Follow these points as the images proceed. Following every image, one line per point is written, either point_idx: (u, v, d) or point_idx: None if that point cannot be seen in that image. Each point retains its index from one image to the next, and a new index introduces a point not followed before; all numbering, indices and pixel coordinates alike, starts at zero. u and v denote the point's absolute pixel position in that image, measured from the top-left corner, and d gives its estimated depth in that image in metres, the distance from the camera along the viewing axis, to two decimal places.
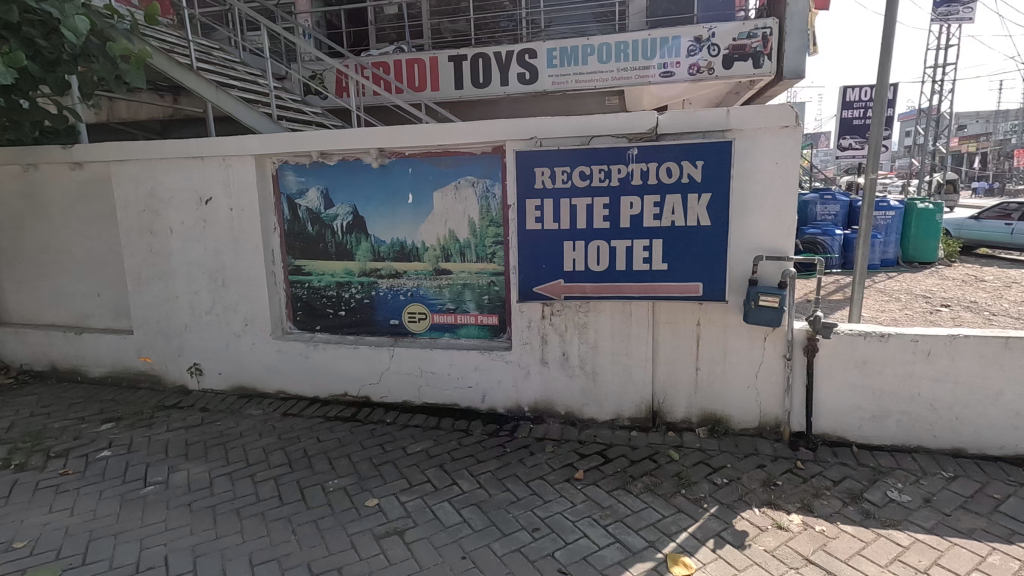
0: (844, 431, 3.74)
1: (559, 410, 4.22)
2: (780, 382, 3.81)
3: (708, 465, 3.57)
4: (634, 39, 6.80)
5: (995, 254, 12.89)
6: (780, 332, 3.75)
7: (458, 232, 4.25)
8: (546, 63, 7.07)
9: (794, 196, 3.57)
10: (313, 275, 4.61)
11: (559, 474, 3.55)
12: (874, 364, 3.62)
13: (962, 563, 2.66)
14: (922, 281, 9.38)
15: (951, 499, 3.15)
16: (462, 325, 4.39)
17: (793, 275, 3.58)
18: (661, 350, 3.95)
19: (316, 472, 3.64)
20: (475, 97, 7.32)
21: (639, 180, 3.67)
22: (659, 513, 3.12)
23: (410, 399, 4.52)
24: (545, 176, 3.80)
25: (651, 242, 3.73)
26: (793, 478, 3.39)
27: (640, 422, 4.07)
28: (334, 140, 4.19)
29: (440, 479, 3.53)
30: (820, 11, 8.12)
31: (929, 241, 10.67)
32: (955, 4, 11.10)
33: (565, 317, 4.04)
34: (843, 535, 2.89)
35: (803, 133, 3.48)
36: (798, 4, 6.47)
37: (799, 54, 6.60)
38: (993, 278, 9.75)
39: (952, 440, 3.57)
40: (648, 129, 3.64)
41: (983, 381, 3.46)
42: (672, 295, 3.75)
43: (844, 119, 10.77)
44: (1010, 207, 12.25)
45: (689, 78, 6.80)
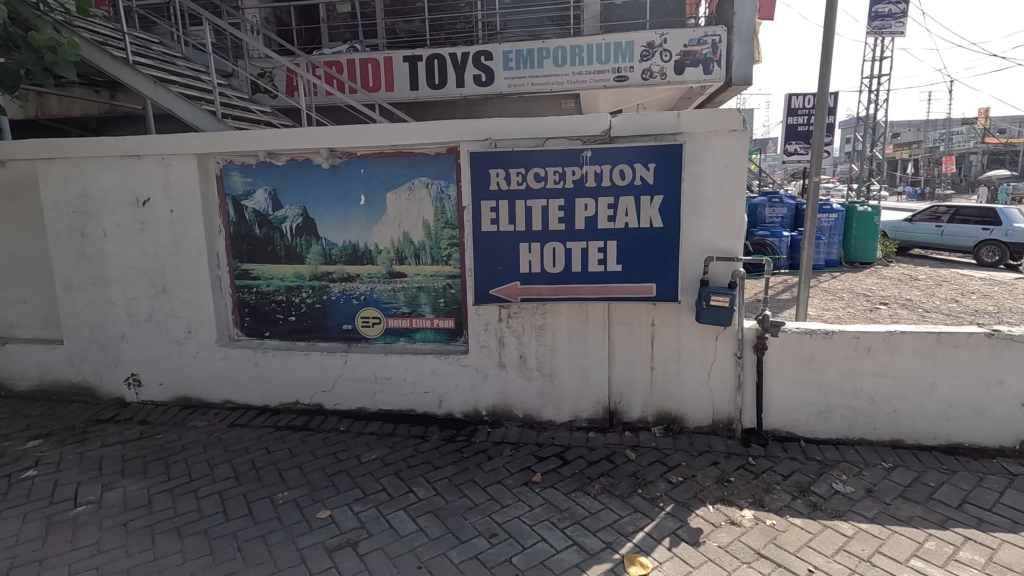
0: (792, 426, 3.86)
1: (517, 413, 4.19)
2: (732, 380, 3.90)
3: (664, 464, 3.61)
4: (588, 43, 6.89)
5: (928, 253, 13.66)
6: (731, 331, 3.84)
7: (412, 234, 4.17)
8: (501, 65, 7.05)
9: (742, 197, 3.66)
10: (261, 279, 4.43)
11: (517, 478, 3.52)
12: (819, 361, 3.75)
13: (902, 550, 2.78)
14: (862, 281, 9.83)
15: (891, 489, 3.28)
16: (418, 329, 4.31)
17: (742, 275, 3.66)
18: (617, 351, 3.98)
19: (264, 485, 3.49)
20: (431, 98, 7.24)
21: (593, 182, 3.69)
22: (616, 514, 3.13)
23: (365, 406, 4.40)
24: (501, 177, 3.77)
25: (605, 244, 3.75)
26: (745, 474, 3.47)
27: (597, 423, 4.09)
28: (282, 140, 4.05)
29: (395, 487, 3.44)
30: (765, 20, 8.43)
31: (869, 242, 11.21)
32: (888, 18, 11.69)
33: (522, 319, 4.01)
34: (792, 528, 2.97)
35: (750, 137, 3.57)
36: (745, 13, 6.68)
37: (746, 62, 6.82)
38: (927, 277, 10.32)
39: (891, 432, 3.73)
40: (602, 132, 3.65)
41: (919, 375, 3.63)
42: (627, 296, 3.78)
43: (790, 125, 11.19)
44: (940, 209, 13.00)
45: (642, 83, 6.90)
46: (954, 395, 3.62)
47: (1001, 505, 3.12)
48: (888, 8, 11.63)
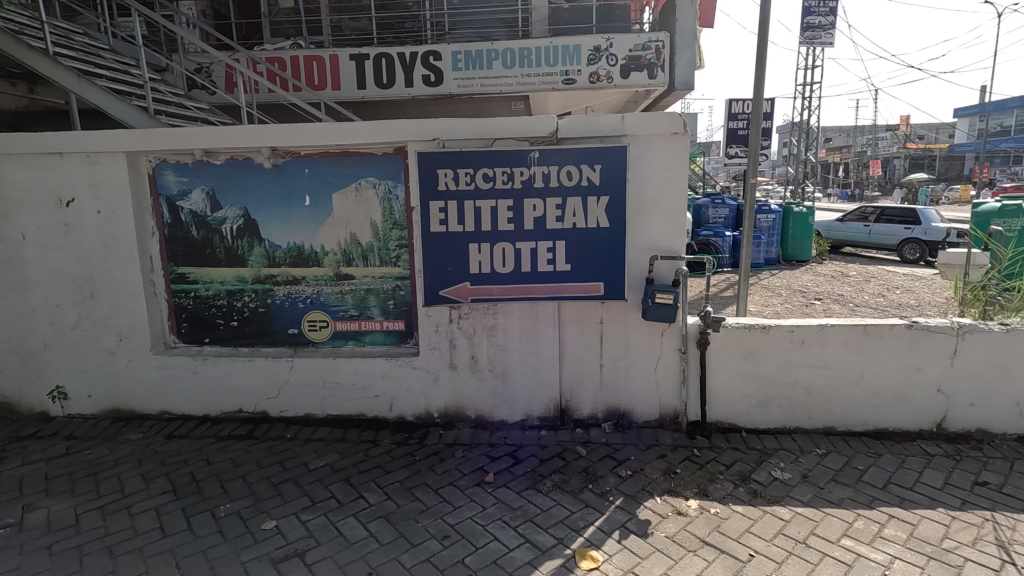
0: (734, 418, 4.02)
1: (470, 414, 4.18)
2: (677, 375, 4.02)
3: (613, 459, 3.69)
4: (536, 46, 6.96)
5: (859, 251, 14.54)
6: (676, 327, 3.97)
7: (360, 236, 4.09)
8: (450, 66, 7.02)
9: (685, 199, 3.79)
10: (200, 283, 4.24)
11: (470, 479, 3.51)
12: (758, 354, 3.92)
13: (834, 531, 2.94)
14: (799, 278, 10.36)
15: (824, 474, 3.47)
16: (367, 331, 4.23)
17: (685, 273, 3.79)
18: (567, 349, 4.04)
19: (205, 498, 3.34)
20: (380, 97, 7.14)
21: (541, 183, 3.73)
22: (567, 510, 3.18)
23: (313, 412, 4.29)
24: (449, 178, 3.76)
25: (554, 244, 3.80)
26: (691, 465, 3.60)
27: (549, 421, 4.14)
28: (221, 138, 3.90)
29: (345, 493, 3.37)
30: (705, 28, 8.76)
31: (804, 241, 11.81)
32: (818, 29, 12.35)
33: (472, 320, 4.01)
34: (734, 515, 3.09)
35: (691, 140, 3.70)
36: (686, 21, 6.92)
37: (688, 67, 7.05)
38: (857, 274, 10.97)
39: (824, 420, 3.95)
40: (549, 133, 3.70)
41: (848, 365, 3.86)
42: (575, 295, 3.84)
43: (731, 129, 11.64)
44: (868, 210, 13.81)
45: (590, 86, 7.03)
46: (880, 383, 3.87)
47: (921, 484, 3.35)
48: (819, 19, 12.28)
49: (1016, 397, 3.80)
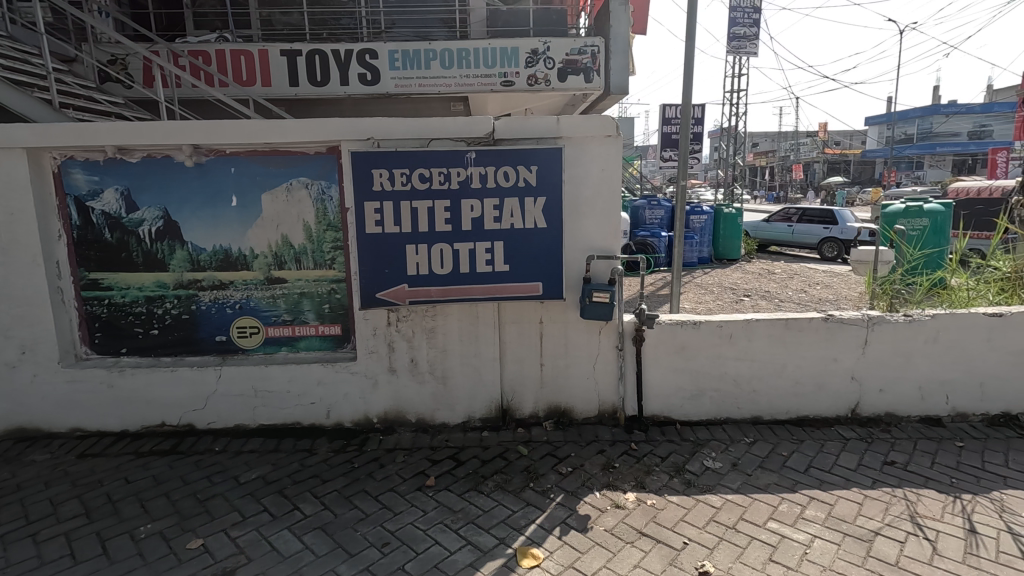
0: (669, 411, 4.16)
1: (410, 418, 4.12)
2: (615, 371, 4.12)
3: (554, 457, 3.74)
4: (474, 47, 6.95)
5: (784, 250, 15.43)
6: (613, 325, 4.07)
7: (292, 238, 3.95)
8: (387, 65, 6.90)
9: (618, 200, 3.90)
10: (115, 290, 3.96)
11: (410, 484, 3.45)
12: (690, 349, 4.08)
13: (760, 515, 3.10)
14: (730, 275, 10.87)
15: (752, 461, 3.66)
16: (301, 337, 4.08)
17: (620, 272, 3.90)
18: (508, 349, 4.06)
19: (123, 519, 3.12)
20: (313, 95, 6.92)
21: (479, 183, 3.71)
22: (509, 509, 3.19)
23: (244, 423, 4.10)
24: (384, 178, 3.65)
25: (492, 244, 3.79)
26: (629, 459, 3.69)
27: (490, 422, 4.14)
28: (137, 134, 3.66)
29: (279, 506, 3.24)
30: (639, 35, 9.03)
31: (734, 241, 12.41)
32: (743, 39, 13.00)
33: (412, 322, 3.97)
34: (669, 505, 3.20)
35: (623, 142, 3.81)
36: (621, 26, 7.04)
37: (623, 72, 7.20)
38: (782, 271, 11.63)
39: (752, 410, 4.16)
40: (485, 134, 3.72)
41: (772, 357, 4.08)
42: (514, 295, 3.85)
43: (664, 133, 12.08)
44: (791, 211, 14.69)
45: (528, 88, 7.09)
46: (801, 372, 4.11)
47: (838, 466, 3.59)
48: (744, 30, 12.94)
49: (918, 382, 4.13)
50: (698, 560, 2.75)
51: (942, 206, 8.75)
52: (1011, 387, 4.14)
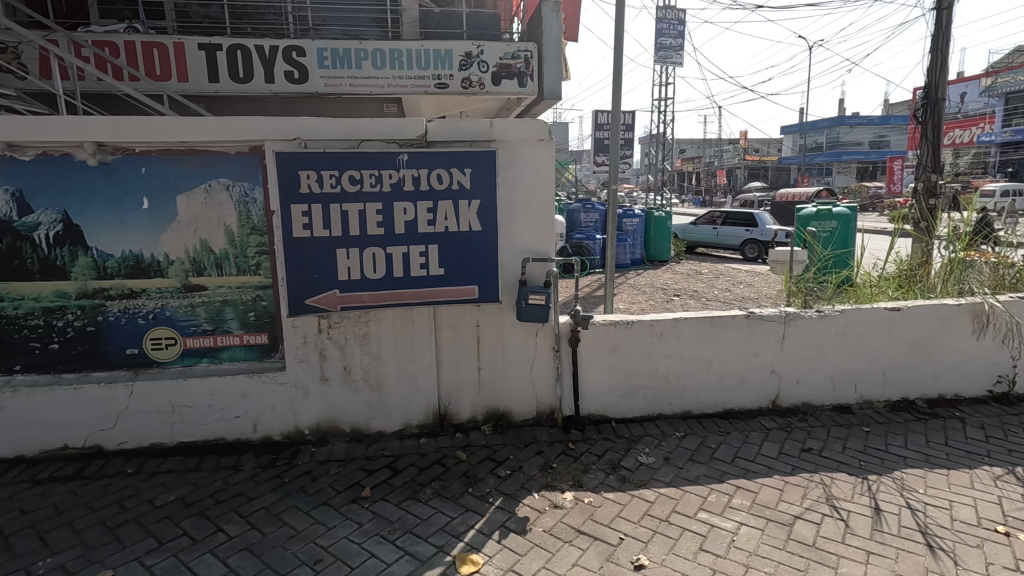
0: (605, 410, 4.25)
1: (344, 428, 3.99)
2: (551, 373, 4.17)
3: (493, 460, 3.72)
4: (407, 48, 6.85)
5: (710, 251, 16.23)
6: (549, 327, 4.11)
7: (212, 242, 3.73)
8: (316, 63, 6.67)
9: (552, 202, 3.95)
10: (6, 301, 3.58)
11: (345, 496, 3.33)
12: (623, 348, 4.19)
13: (691, 506, 3.22)
14: (661, 276, 11.29)
15: (683, 454, 3.80)
16: (224, 347, 3.86)
17: (555, 274, 3.95)
18: (444, 353, 4.01)
19: (17, 555, 2.82)
20: (235, 92, 6.57)
21: (411, 186, 3.64)
22: (447, 516, 3.14)
23: (161, 441, 3.82)
24: (311, 180, 3.50)
25: (426, 248, 3.73)
26: (566, 459, 3.74)
27: (428, 428, 4.08)
28: (30, 130, 3.33)
29: (201, 528, 3.03)
30: (571, 42, 9.22)
31: (664, 243, 12.91)
32: (670, 50, 13.55)
33: (344, 329, 3.84)
34: (605, 502, 3.26)
35: (555, 146, 3.87)
36: (552, 33, 7.12)
37: (556, 78, 7.30)
38: (708, 271, 12.21)
39: (682, 405, 4.32)
40: (418, 136, 3.67)
41: (700, 354, 4.26)
42: (450, 299, 3.81)
43: (597, 138, 12.39)
44: (716, 214, 15.48)
45: (462, 91, 7.06)
46: (726, 367, 4.32)
47: (761, 455, 3.80)
48: (670, 41, 13.50)
49: (830, 372, 4.44)
50: (633, 554, 2.82)
51: (848, 209, 9.45)
52: (908, 375, 4.53)
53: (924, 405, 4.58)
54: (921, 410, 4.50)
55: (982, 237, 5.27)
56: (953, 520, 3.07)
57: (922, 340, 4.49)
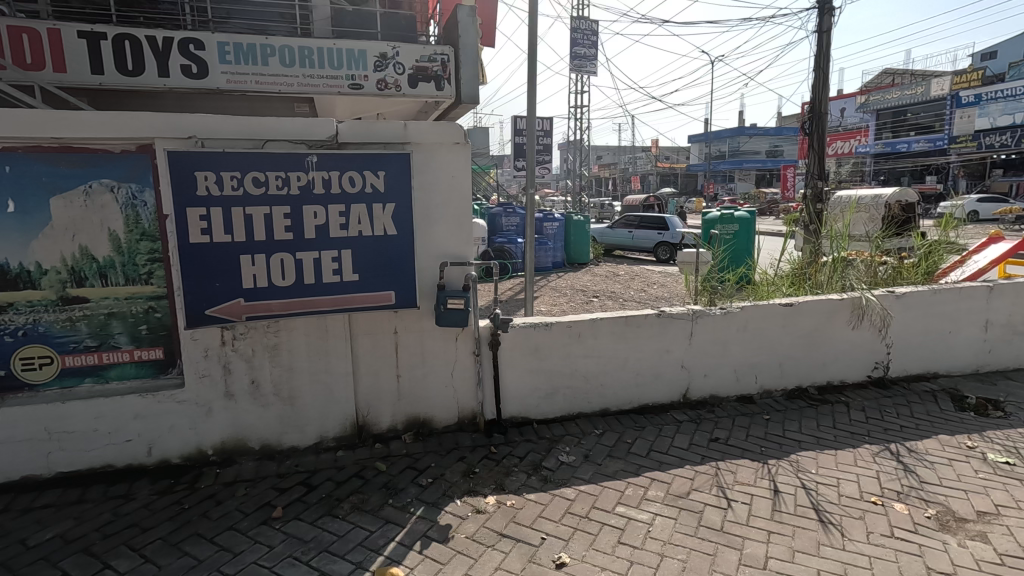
0: (527, 412, 4.28)
1: (253, 446, 3.75)
2: (472, 377, 4.15)
3: (414, 469, 3.64)
4: (318, 46, 6.59)
5: (627, 255, 16.93)
6: (469, 331, 4.10)
7: (94, 250, 3.40)
8: (217, 58, 6.25)
9: (469, 206, 3.95)
10: None
11: (254, 519, 3.13)
12: (543, 350, 4.24)
13: (610, 501, 3.32)
14: (580, 279, 11.60)
15: (602, 451, 3.90)
16: (111, 365, 3.54)
17: (473, 278, 3.95)
18: (361, 361, 3.88)
19: None
20: (123, 85, 6.01)
21: (321, 188, 3.49)
22: (366, 531, 3.03)
23: (35, 473, 3.40)
24: (210, 181, 3.26)
25: (339, 253, 3.59)
26: (489, 463, 3.73)
27: (345, 440, 3.92)
28: None
29: (85, 567, 2.73)
30: (488, 47, 9.27)
31: (583, 246, 13.31)
32: (584, 60, 13.97)
33: (250, 340, 3.62)
34: (527, 503, 3.28)
35: (471, 150, 3.87)
36: (470, 38, 7.09)
37: (474, 83, 7.19)
38: (625, 273, 12.71)
39: (600, 404, 4.45)
40: (328, 138, 3.54)
41: (616, 353, 4.41)
42: (366, 306, 3.69)
43: (517, 143, 12.54)
44: (631, 218, 16.16)
45: (378, 92, 6.89)
46: (641, 365, 4.49)
47: (674, 447, 3.98)
48: (584, 51, 13.93)
49: (734, 366, 4.75)
50: (555, 553, 2.85)
51: (748, 214, 10.19)
52: (801, 365, 4.93)
53: (815, 392, 5.00)
54: (813, 397, 4.92)
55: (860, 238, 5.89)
56: (840, 496, 3.37)
57: (812, 333, 4.91)
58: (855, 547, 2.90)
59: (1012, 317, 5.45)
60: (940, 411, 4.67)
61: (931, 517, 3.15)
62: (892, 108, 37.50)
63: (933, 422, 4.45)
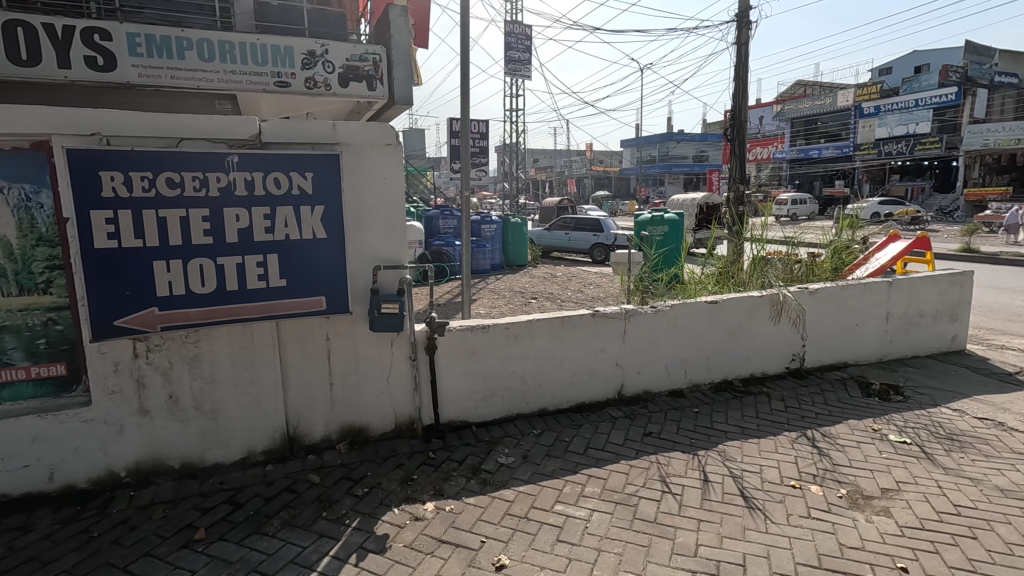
0: (465, 416, 4.26)
1: (172, 465, 3.51)
2: (409, 382, 4.07)
3: (349, 479, 3.53)
4: (240, 41, 6.27)
5: (564, 257, 17.26)
6: (404, 335, 4.02)
7: None
8: (126, 49, 5.81)
9: (402, 208, 3.88)
10: None
11: (173, 543, 2.93)
12: (480, 352, 4.23)
13: (549, 499, 3.35)
14: (519, 280, 11.70)
15: (540, 451, 3.94)
16: (5, 385, 3.23)
17: (408, 282, 3.88)
18: (290, 370, 3.72)
19: None
20: (17, 76, 5.43)
21: (243, 190, 3.32)
22: (298, 547, 2.90)
23: None
24: (117, 182, 3.03)
25: (264, 258, 3.43)
26: (427, 469, 3.68)
27: (275, 454, 3.75)
28: None
29: None
30: (421, 47, 9.17)
31: (521, 248, 13.44)
32: (518, 63, 14.10)
33: (167, 352, 3.39)
34: (467, 507, 3.26)
35: (403, 152, 3.80)
36: (402, 38, 6.89)
37: (407, 83, 7.00)
38: (562, 274, 12.94)
39: (538, 404, 4.49)
40: (250, 137, 3.37)
41: (553, 353, 4.46)
42: (294, 312, 3.55)
43: (453, 145, 12.48)
44: (567, 221, 16.49)
45: (306, 91, 6.69)
46: (577, 364, 4.57)
47: (609, 443, 4.08)
48: (518, 54, 14.06)
49: (665, 362, 4.92)
50: (494, 555, 2.85)
51: (677, 216, 10.60)
52: (726, 359, 5.19)
53: (740, 384, 5.27)
54: (738, 389, 5.19)
55: (777, 238, 6.27)
56: (763, 481, 3.57)
57: (735, 328, 5.17)
58: (776, 529, 3.08)
59: (909, 310, 5.98)
60: (849, 397, 5.05)
61: (842, 497, 3.40)
62: (804, 117, 40.31)
63: (843, 408, 4.80)
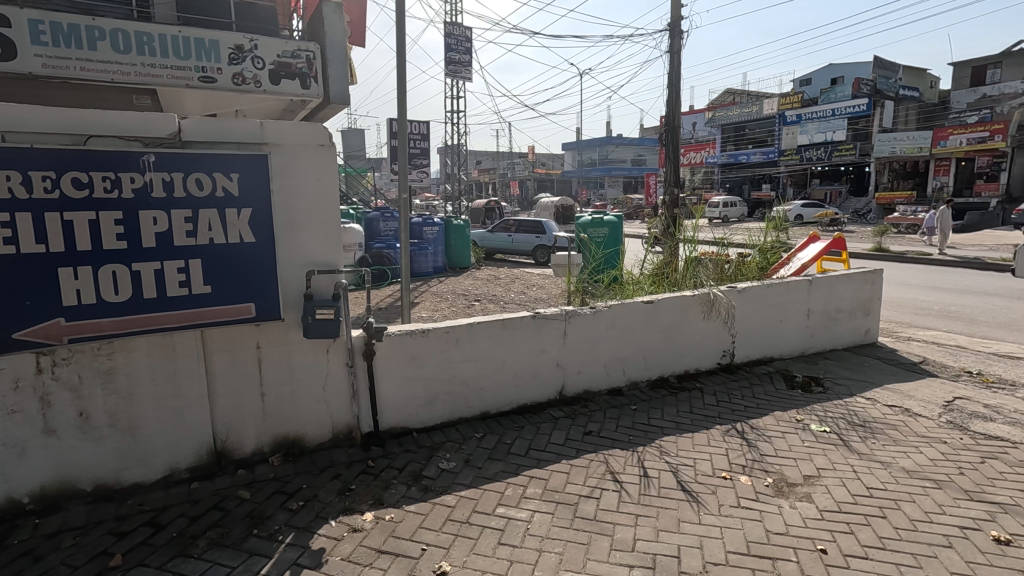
0: (405, 422, 4.18)
1: (83, 488, 3.25)
2: (346, 390, 3.96)
3: (282, 493, 3.39)
4: (159, 32, 5.93)
5: (507, 258, 17.37)
6: (341, 342, 3.90)
7: None
8: (29, 37, 5.33)
9: (336, 211, 3.76)
10: None
11: (85, 572, 2.71)
12: (421, 357, 4.16)
13: (490, 503, 3.34)
14: (462, 283, 11.66)
15: (482, 455, 3.93)
16: None
17: (344, 287, 3.77)
18: (217, 381, 3.53)
19: None
20: None
21: (161, 191, 3.12)
22: (226, 567, 2.75)
23: None
24: (14, 182, 2.77)
25: (186, 263, 3.24)
26: (366, 478, 3.58)
27: (201, 470, 3.55)
28: None
29: None
30: (358, 46, 8.96)
31: (464, 250, 13.41)
32: (459, 66, 14.04)
33: (76, 366, 3.13)
34: (407, 516, 3.20)
35: (337, 153, 3.69)
36: (337, 35, 6.69)
37: (343, 82, 6.82)
38: (506, 276, 13.00)
39: (480, 407, 4.48)
40: (168, 135, 3.16)
41: (494, 356, 4.46)
42: (221, 320, 3.37)
43: (393, 146, 12.29)
44: (509, 223, 16.59)
45: (235, 87, 6.38)
46: (518, 366, 4.59)
47: (551, 444, 4.12)
48: (458, 56, 14.00)
49: (604, 361, 5.03)
50: (435, 563, 2.81)
51: (616, 218, 10.88)
52: (662, 357, 5.37)
53: (675, 380, 5.47)
54: (673, 385, 5.38)
55: (707, 239, 6.56)
56: (696, 473, 3.72)
57: (670, 327, 5.36)
58: (709, 519, 3.21)
59: (828, 307, 6.39)
60: (775, 390, 5.34)
61: (769, 485, 3.59)
62: (734, 124, 42.41)
63: (770, 401, 5.07)
